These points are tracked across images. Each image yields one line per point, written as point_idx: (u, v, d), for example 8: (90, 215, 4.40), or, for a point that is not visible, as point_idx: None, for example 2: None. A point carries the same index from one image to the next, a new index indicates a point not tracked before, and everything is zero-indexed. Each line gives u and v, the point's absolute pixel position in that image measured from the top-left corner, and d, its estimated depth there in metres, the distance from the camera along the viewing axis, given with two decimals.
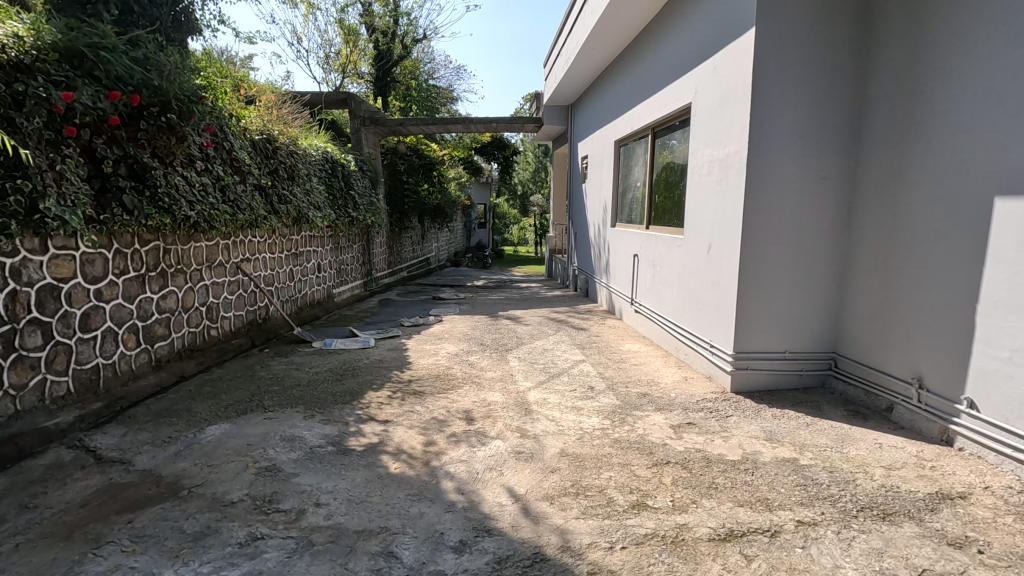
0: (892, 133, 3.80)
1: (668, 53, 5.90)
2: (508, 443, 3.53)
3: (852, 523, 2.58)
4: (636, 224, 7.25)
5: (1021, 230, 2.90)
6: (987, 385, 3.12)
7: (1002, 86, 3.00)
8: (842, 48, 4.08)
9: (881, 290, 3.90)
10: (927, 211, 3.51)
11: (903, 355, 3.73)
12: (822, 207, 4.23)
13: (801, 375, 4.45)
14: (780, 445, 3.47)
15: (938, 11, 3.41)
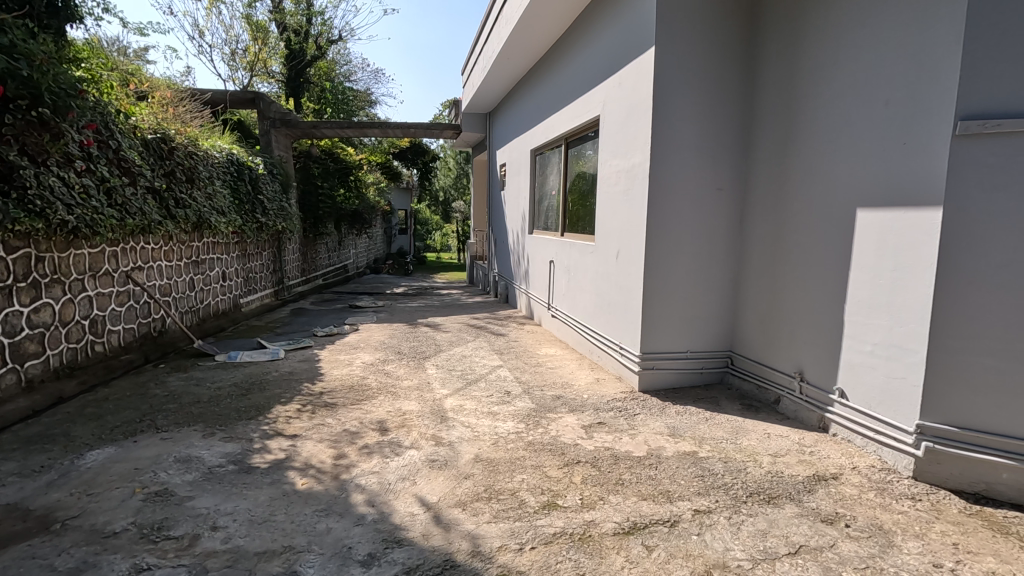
0: (776, 148, 4.17)
1: (579, 67, 6.12)
2: (422, 452, 3.50)
3: (741, 508, 2.80)
4: (552, 232, 7.45)
5: (879, 238, 3.29)
6: (854, 376, 3.49)
7: (863, 110, 3.39)
8: (733, 70, 4.43)
9: (768, 293, 4.27)
10: (804, 221, 3.89)
11: (787, 351, 4.10)
12: (718, 216, 4.56)
13: (702, 373, 4.75)
14: (682, 439, 3.69)
15: (811, 40, 3.80)
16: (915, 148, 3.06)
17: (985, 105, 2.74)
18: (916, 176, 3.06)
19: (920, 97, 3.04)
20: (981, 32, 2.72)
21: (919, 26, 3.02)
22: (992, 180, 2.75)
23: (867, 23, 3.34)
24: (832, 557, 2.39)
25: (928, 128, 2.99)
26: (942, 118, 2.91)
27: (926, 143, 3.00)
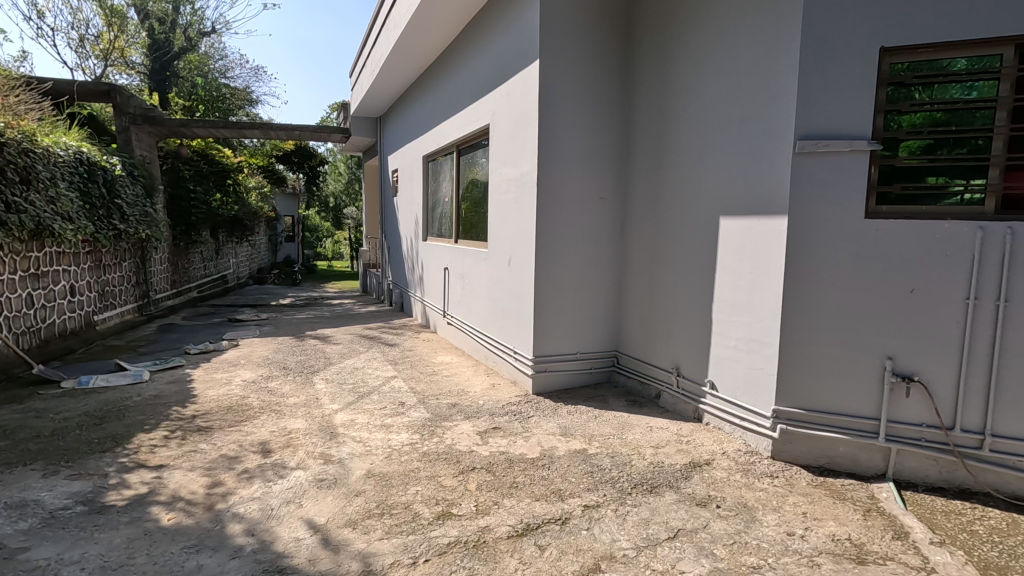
0: (651, 160, 4.48)
1: (468, 76, 6.17)
2: (309, 472, 3.31)
3: (626, 499, 2.95)
4: (446, 239, 7.42)
5: (738, 243, 3.65)
6: (721, 368, 3.84)
7: (722, 127, 3.76)
8: (612, 85, 4.71)
9: (648, 294, 4.57)
10: (677, 227, 4.21)
11: (665, 348, 4.41)
12: (602, 223, 4.80)
13: (591, 372, 4.97)
14: (572, 438, 3.83)
15: (678, 62, 4.15)
16: (765, 163, 3.45)
17: (818, 128, 3.17)
18: (766, 188, 3.44)
19: (767, 118, 3.43)
20: (813, 65, 3.14)
21: (765, 55, 3.41)
22: (825, 192, 3.18)
23: (724, 49, 3.71)
24: (705, 537, 2.60)
25: (774, 145, 3.39)
26: (786, 137, 3.30)
27: (774, 158, 3.39)
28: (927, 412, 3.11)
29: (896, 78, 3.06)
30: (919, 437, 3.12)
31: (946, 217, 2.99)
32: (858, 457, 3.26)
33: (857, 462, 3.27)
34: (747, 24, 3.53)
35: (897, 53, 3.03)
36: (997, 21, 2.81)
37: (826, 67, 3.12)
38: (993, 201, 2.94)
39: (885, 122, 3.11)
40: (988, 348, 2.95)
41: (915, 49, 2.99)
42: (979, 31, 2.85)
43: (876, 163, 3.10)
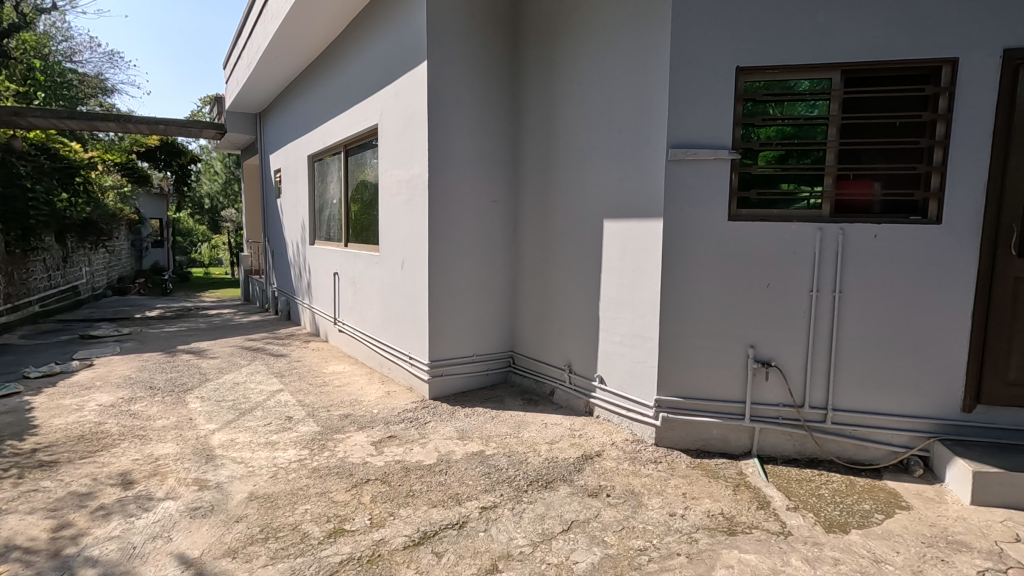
0: (539, 164, 4.60)
1: (354, 75, 5.95)
2: (181, 501, 3.00)
3: (522, 497, 3.01)
4: (334, 242, 7.11)
5: (620, 244, 3.86)
6: (609, 364, 4.04)
7: (604, 134, 3.96)
8: (501, 89, 4.77)
9: (541, 295, 4.68)
10: (565, 230, 4.36)
11: (558, 346, 4.55)
12: (495, 226, 4.85)
13: (488, 374, 4.99)
14: (470, 440, 3.83)
15: (562, 71, 4.30)
16: (642, 169, 3.69)
17: (686, 137, 3.44)
18: (643, 192, 3.68)
19: (642, 127, 3.68)
20: (681, 79, 3.41)
21: (640, 69, 3.65)
22: (695, 197, 3.47)
23: (604, 61, 3.91)
24: (597, 526, 2.72)
25: (649, 152, 3.63)
26: (660, 145, 3.55)
27: (649, 164, 3.63)
28: (783, 393, 3.49)
29: (751, 95, 3.40)
30: (777, 416, 3.50)
31: (793, 220, 3.39)
32: (728, 437, 3.58)
33: (727, 443, 3.59)
34: (623, 38, 3.75)
35: (751, 72, 3.37)
36: (828, 49, 3.22)
37: (693, 82, 3.40)
38: (828, 206, 3.36)
39: (741, 133, 3.44)
40: (828, 333, 3.39)
41: (764, 69, 3.34)
42: (814, 57, 3.25)
43: (736, 170, 3.42)
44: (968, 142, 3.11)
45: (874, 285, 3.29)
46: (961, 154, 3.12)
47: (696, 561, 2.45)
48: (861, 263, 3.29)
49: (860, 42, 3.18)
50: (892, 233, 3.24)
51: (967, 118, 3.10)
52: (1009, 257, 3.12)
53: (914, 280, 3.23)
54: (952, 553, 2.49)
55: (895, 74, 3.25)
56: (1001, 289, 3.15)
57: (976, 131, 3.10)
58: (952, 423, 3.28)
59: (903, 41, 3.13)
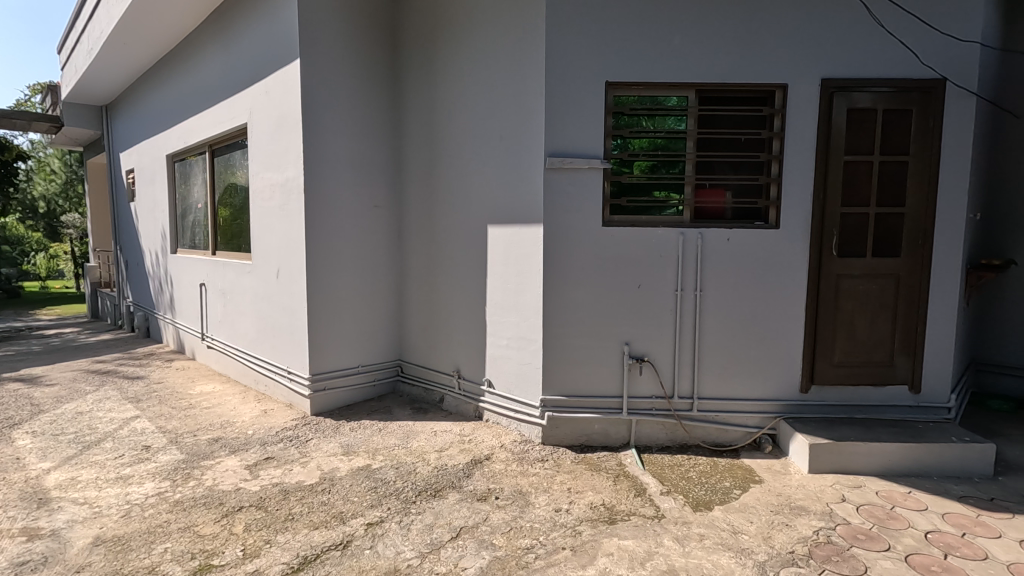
0: (422, 170, 4.55)
1: (218, 69, 5.49)
2: (4, 556, 2.56)
3: (410, 509, 2.95)
4: (200, 250, 6.51)
5: (504, 249, 3.94)
6: (496, 367, 4.09)
7: (485, 142, 4.01)
8: (381, 92, 4.64)
9: (428, 301, 4.63)
10: (450, 236, 4.35)
11: (446, 353, 4.52)
12: (378, 232, 4.71)
13: (374, 385, 4.83)
14: (355, 455, 3.69)
15: (443, 77, 4.30)
16: (522, 177, 3.79)
17: (562, 146, 3.60)
18: (524, 199, 3.79)
19: (521, 135, 3.78)
20: (556, 91, 3.56)
21: (518, 79, 3.76)
22: (571, 204, 3.63)
23: (483, 70, 3.98)
24: (485, 529, 2.75)
25: (528, 160, 3.75)
26: (538, 154, 3.68)
27: (529, 172, 3.75)
28: (655, 386, 3.76)
29: (619, 108, 3.64)
30: (651, 407, 3.76)
31: (659, 225, 3.66)
32: (608, 431, 3.78)
33: (608, 436, 3.79)
34: (501, 50, 3.84)
35: (619, 87, 3.60)
36: (685, 70, 3.54)
37: (567, 95, 3.57)
38: (688, 213, 3.69)
39: (612, 143, 3.66)
40: (691, 329, 3.71)
41: (630, 85, 3.59)
42: (673, 77, 3.55)
43: (607, 179, 3.64)
44: (799, 157, 3.57)
45: (727, 283, 3.66)
46: (793, 167, 3.57)
47: (580, 552, 2.55)
48: (716, 265, 3.65)
49: (710, 65, 3.53)
50: (741, 237, 3.63)
51: (797, 136, 3.56)
52: (831, 257, 3.63)
53: (759, 279, 3.65)
54: (794, 518, 2.83)
55: (740, 96, 3.64)
56: (827, 285, 3.65)
57: (803, 149, 3.57)
58: (794, 403, 3.74)
59: (745, 66, 3.52)
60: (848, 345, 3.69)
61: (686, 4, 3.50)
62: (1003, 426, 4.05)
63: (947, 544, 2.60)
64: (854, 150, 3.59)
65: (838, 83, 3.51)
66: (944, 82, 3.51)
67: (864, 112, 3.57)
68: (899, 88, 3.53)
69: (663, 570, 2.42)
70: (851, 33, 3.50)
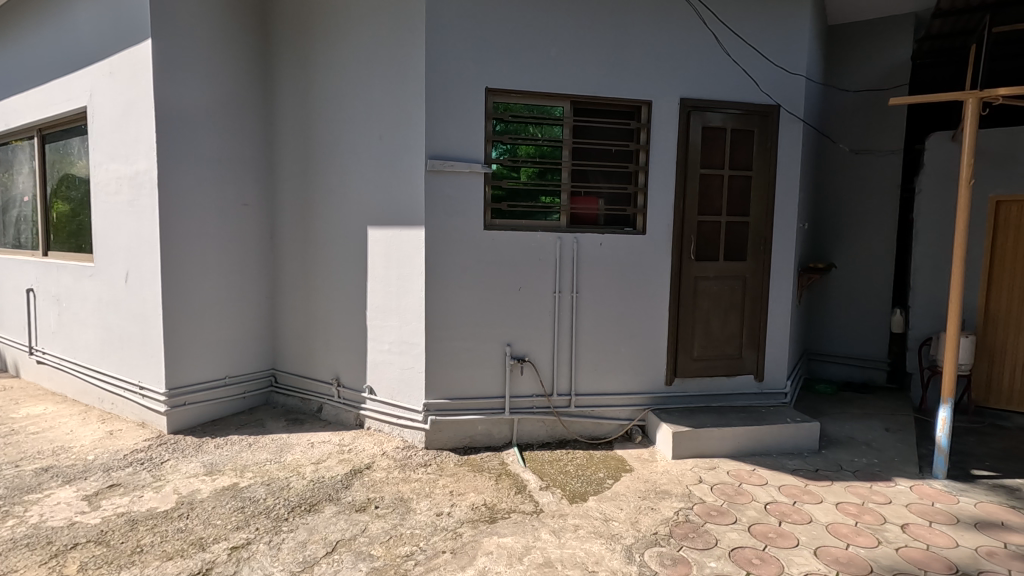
0: (297, 169, 4.30)
1: (49, 43, 4.78)
2: None
3: (281, 527, 2.78)
4: (27, 250, 5.61)
5: (385, 252, 3.85)
6: (377, 373, 3.98)
7: (364, 141, 3.89)
8: (249, 81, 4.31)
9: (304, 307, 4.38)
10: (328, 237, 4.16)
11: (324, 360, 4.31)
12: (247, 232, 4.37)
13: (244, 397, 4.47)
14: (220, 475, 3.39)
15: (318, 71, 4.10)
16: (402, 179, 3.73)
17: (442, 149, 3.60)
18: (404, 202, 3.73)
19: (402, 136, 3.71)
20: (437, 93, 3.55)
21: (397, 79, 3.68)
22: (453, 206, 3.64)
23: (361, 66, 3.85)
24: (363, 541, 2.66)
25: (408, 162, 3.69)
26: (418, 155, 3.63)
27: (407, 175, 3.70)
28: (535, 385, 3.88)
29: (498, 114, 3.72)
30: (532, 405, 3.88)
31: (538, 230, 3.80)
32: (491, 431, 3.84)
33: (490, 436, 3.85)
34: (378, 47, 3.75)
35: (498, 93, 3.68)
36: (560, 81, 3.71)
37: (446, 98, 3.57)
38: (564, 218, 3.86)
39: (492, 149, 3.73)
40: (568, 329, 3.88)
41: (509, 92, 3.68)
42: (550, 87, 3.70)
43: (488, 183, 3.70)
44: (661, 168, 3.88)
45: (601, 286, 3.89)
46: (656, 178, 3.88)
47: (460, 554, 2.56)
48: (591, 268, 3.86)
49: (583, 78, 3.73)
50: (612, 242, 3.87)
51: (659, 150, 3.87)
52: (690, 261, 3.99)
53: (629, 281, 3.92)
54: (658, 501, 3.07)
55: (610, 109, 3.89)
56: (687, 286, 4.01)
57: (666, 161, 3.88)
58: (660, 395, 4.05)
59: (614, 82, 3.77)
60: (705, 340, 4.09)
61: (560, 18, 3.66)
62: (827, 406, 4.71)
63: (782, 512, 2.97)
64: (708, 165, 3.98)
65: (693, 102, 3.88)
66: (778, 108, 4.03)
67: (715, 131, 3.98)
68: (743, 111, 3.98)
69: (539, 562, 2.50)
70: (705, 58, 3.88)
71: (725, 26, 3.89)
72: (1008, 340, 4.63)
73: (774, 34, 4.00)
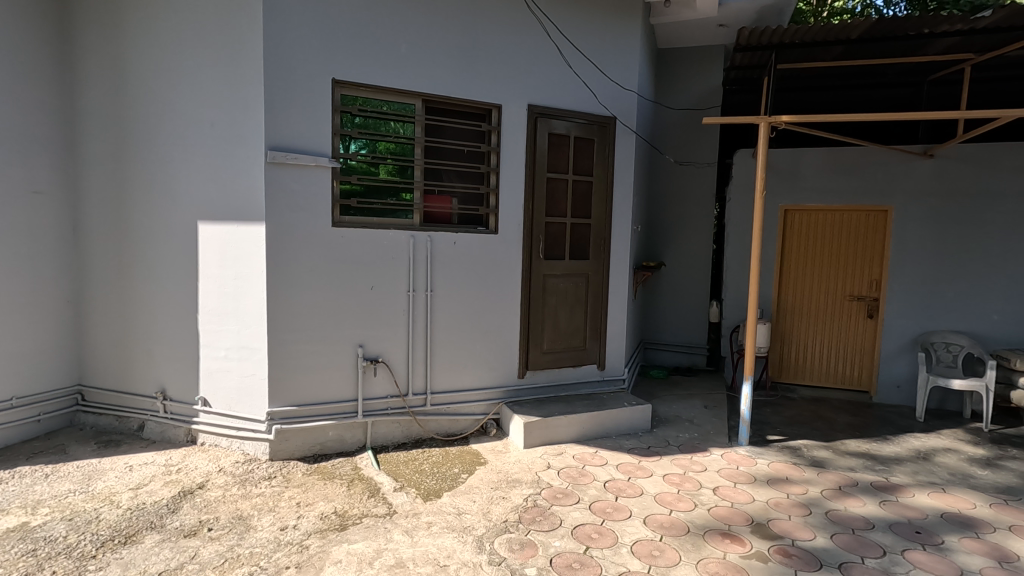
0: (108, 153, 3.75)
1: None
2: None
3: (87, 567, 2.41)
4: None
5: (218, 249, 3.52)
6: (212, 383, 3.62)
7: (192, 126, 3.51)
8: (42, 47, 3.65)
9: (119, 310, 3.84)
10: (150, 232, 3.68)
11: (146, 372, 3.81)
12: (40, 224, 3.69)
13: (38, 420, 3.78)
14: (4, 515, 2.83)
15: (133, 44, 3.61)
16: (237, 170, 3.43)
17: (284, 140, 3.38)
18: (240, 195, 3.44)
19: (237, 124, 3.41)
20: (277, 81, 3.32)
21: (230, 62, 3.38)
22: (297, 203, 3.44)
23: (186, 44, 3.47)
24: (192, 568, 2.41)
25: (244, 153, 3.40)
26: (255, 146, 3.36)
27: (244, 166, 3.40)
28: (389, 385, 3.82)
29: (346, 107, 3.57)
30: (385, 407, 3.81)
31: (390, 228, 3.73)
32: (343, 436, 3.70)
33: (343, 441, 3.71)
34: (208, 24, 3.40)
35: (345, 86, 3.53)
36: (411, 79, 3.68)
37: (289, 86, 3.35)
38: (417, 217, 3.83)
39: (341, 144, 3.58)
40: (423, 328, 3.88)
41: (357, 86, 3.56)
42: (401, 84, 3.66)
43: (336, 179, 3.55)
44: (511, 171, 4.03)
45: (454, 284, 3.94)
46: (507, 180, 4.02)
47: (305, 567, 2.44)
48: (444, 266, 3.89)
49: (434, 77, 3.75)
50: (465, 241, 3.94)
51: (509, 152, 4.02)
52: (539, 260, 4.21)
53: (482, 280, 4.02)
54: (509, 490, 3.20)
55: (461, 111, 3.94)
56: (537, 283, 4.23)
57: (515, 164, 4.04)
58: (513, 388, 4.22)
59: (465, 84, 3.84)
60: (553, 334, 4.34)
61: (410, 13, 3.64)
62: (659, 389, 5.27)
63: (618, 488, 3.27)
64: (554, 169, 4.23)
65: (540, 109, 4.10)
66: (614, 120, 4.42)
67: (560, 138, 4.24)
68: (585, 121, 4.29)
69: (390, 564, 2.48)
70: (551, 69, 4.12)
71: (568, 41, 4.17)
72: (794, 325, 5.58)
73: (610, 52, 4.38)
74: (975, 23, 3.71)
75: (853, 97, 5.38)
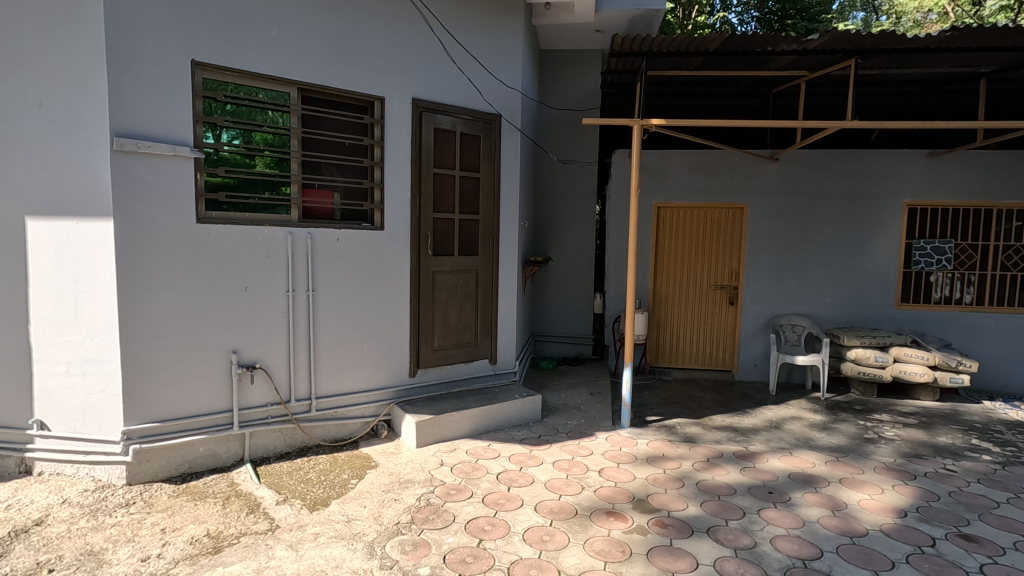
0: None
1: None
2: None
3: None
4: None
5: (54, 248, 3.06)
6: (51, 403, 3.15)
7: (14, 107, 3.00)
8: None
9: None
10: None
11: None
12: None
13: None
14: None
15: None
16: (76, 158, 3.00)
17: (134, 126, 3.01)
18: (80, 188, 3.01)
19: (73, 105, 2.98)
20: (123, 59, 2.94)
21: (61, 34, 2.94)
22: (152, 196, 3.09)
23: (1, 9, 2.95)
24: None
25: (83, 139, 2.98)
26: (98, 131, 2.96)
27: (84, 154, 2.99)
28: (268, 393, 3.57)
29: (209, 92, 3.26)
30: (265, 416, 3.56)
31: (264, 224, 3.47)
32: (216, 451, 3.41)
33: (217, 456, 3.41)
34: None
35: (207, 69, 3.23)
36: (284, 65, 3.45)
37: (137, 65, 2.98)
38: (295, 212, 3.60)
39: (204, 131, 3.28)
40: (305, 330, 3.67)
41: (221, 69, 3.26)
42: (272, 70, 3.42)
43: (199, 170, 3.25)
44: (396, 165, 3.94)
45: (338, 283, 3.77)
46: (391, 175, 3.92)
47: None
48: (326, 263, 3.71)
49: (310, 65, 3.55)
50: (348, 237, 3.78)
51: (394, 146, 3.92)
52: (428, 256, 4.17)
53: (367, 278, 3.89)
54: (402, 491, 3.14)
55: (341, 102, 3.77)
56: (426, 280, 4.18)
57: (400, 158, 3.95)
58: (403, 388, 4.14)
59: (344, 74, 3.68)
60: (443, 331, 4.31)
61: None
62: (549, 380, 5.45)
63: (510, 478, 3.34)
64: (440, 165, 4.20)
65: (424, 104, 4.04)
66: (499, 117, 4.48)
67: (446, 133, 4.21)
68: (470, 117, 4.31)
69: None
70: (434, 63, 4.07)
71: (451, 36, 4.15)
72: (668, 313, 6.05)
73: (493, 50, 4.43)
74: (806, 43, 4.22)
75: (713, 105, 5.92)
